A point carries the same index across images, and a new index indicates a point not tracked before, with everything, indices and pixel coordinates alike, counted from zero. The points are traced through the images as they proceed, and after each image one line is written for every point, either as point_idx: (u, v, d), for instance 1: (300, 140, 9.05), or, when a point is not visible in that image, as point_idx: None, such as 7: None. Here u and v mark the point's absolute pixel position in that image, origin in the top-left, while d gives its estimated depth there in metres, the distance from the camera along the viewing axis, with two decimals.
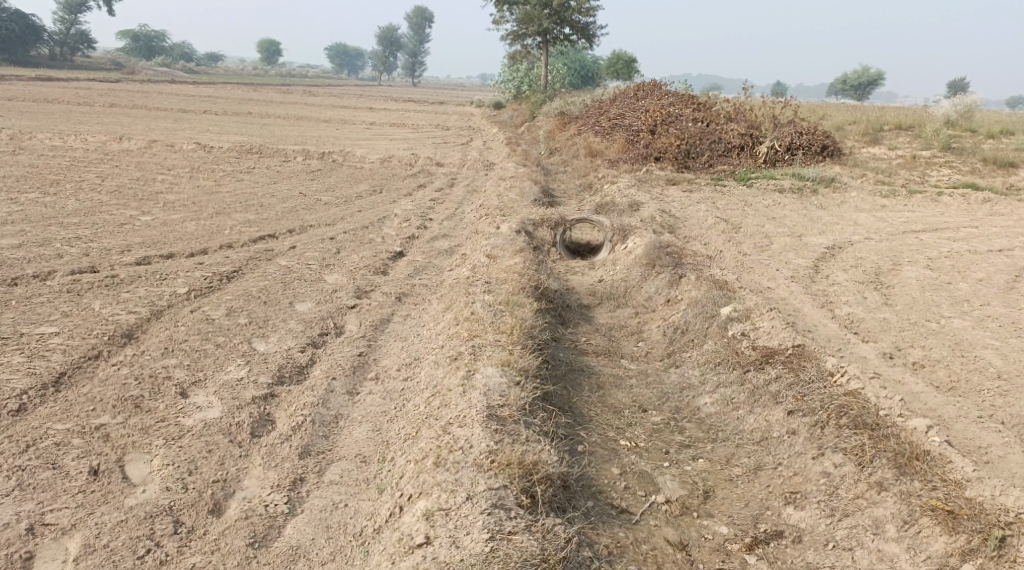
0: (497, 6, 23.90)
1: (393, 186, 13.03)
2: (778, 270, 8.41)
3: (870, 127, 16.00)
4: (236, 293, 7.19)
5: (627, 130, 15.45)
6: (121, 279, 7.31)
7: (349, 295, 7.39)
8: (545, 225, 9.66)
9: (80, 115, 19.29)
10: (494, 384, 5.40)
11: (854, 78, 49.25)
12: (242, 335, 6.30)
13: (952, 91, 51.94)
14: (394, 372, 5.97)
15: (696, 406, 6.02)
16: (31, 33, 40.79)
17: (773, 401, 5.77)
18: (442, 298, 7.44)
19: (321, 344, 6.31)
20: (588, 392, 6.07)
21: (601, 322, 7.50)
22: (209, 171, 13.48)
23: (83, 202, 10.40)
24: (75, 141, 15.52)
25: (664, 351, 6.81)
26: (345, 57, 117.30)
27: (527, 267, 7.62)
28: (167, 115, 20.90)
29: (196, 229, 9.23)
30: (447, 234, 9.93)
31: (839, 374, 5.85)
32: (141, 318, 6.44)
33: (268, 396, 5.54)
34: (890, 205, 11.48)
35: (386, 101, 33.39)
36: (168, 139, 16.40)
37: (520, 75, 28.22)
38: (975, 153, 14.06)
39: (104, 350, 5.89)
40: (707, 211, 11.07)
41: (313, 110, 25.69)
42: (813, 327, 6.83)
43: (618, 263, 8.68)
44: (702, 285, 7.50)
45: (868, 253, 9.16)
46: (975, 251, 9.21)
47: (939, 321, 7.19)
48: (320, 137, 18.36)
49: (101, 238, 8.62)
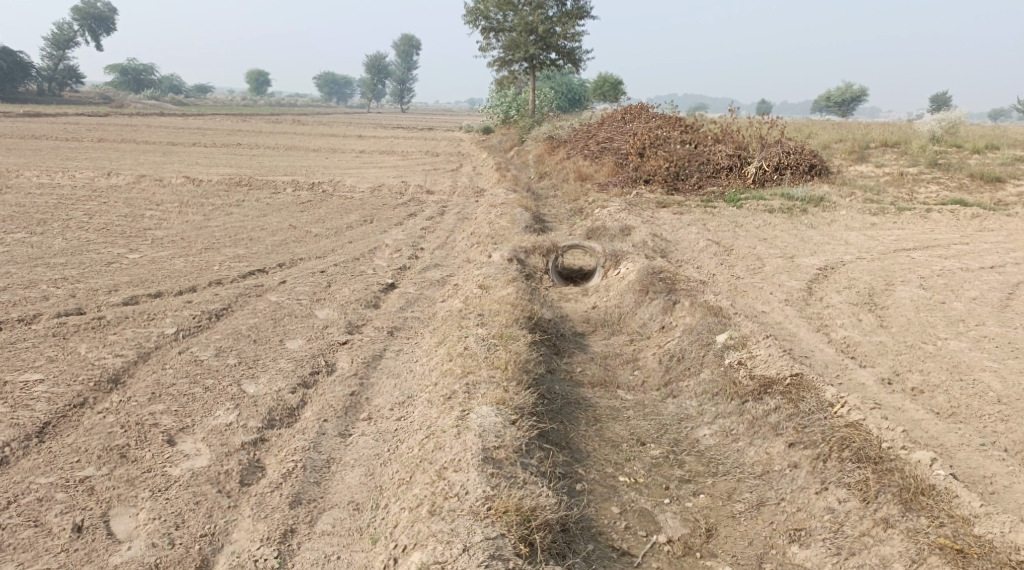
0: (483, 34, 24.04)
1: (384, 215, 12.97)
2: (772, 294, 8.37)
3: (857, 145, 16.07)
4: (226, 331, 7.09)
5: (615, 153, 15.44)
6: (108, 321, 7.20)
7: (340, 330, 7.30)
8: (537, 252, 9.60)
9: (68, 151, 19.23)
10: (490, 425, 5.31)
11: (838, 95, 49.76)
12: (231, 377, 6.18)
13: (935, 105, 52.47)
14: (388, 411, 5.87)
15: (695, 439, 5.94)
16: (19, 69, 40.80)
17: (773, 432, 5.73)
18: (435, 331, 7.35)
19: (312, 384, 6.20)
20: (584, 426, 5.98)
21: (595, 350, 7.42)
22: (197, 204, 13.41)
23: (71, 240, 10.31)
24: (62, 178, 15.44)
25: (660, 380, 6.73)
26: (334, 85, 117.92)
27: (520, 297, 7.55)
28: (156, 149, 20.85)
29: (185, 266, 9.14)
30: (438, 264, 9.86)
31: (839, 404, 5.74)
32: (128, 362, 6.32)
33: (258, 442, 5.44)
34: (879, 223, 11.49)
35: (375, 128, 33.46)
36: (156, 173, 16.34)
37: (508, 99, 28.36)
38: (962, 168, 14.11)
39: (89, 398, 5.78)
40: (698, 233, 11.04)
41: (302, 139, 25.69)
42: (810, 353, 6.77)
43: (611, 289, 8.62)
44: (696, 312, 7.44)
45: (860, 273, 9.13)
46: (968, 269, 9.19)
47: (935, 342, 7.14)
48: (308, 167, 18.32)
49: (88, 278, 8.52)
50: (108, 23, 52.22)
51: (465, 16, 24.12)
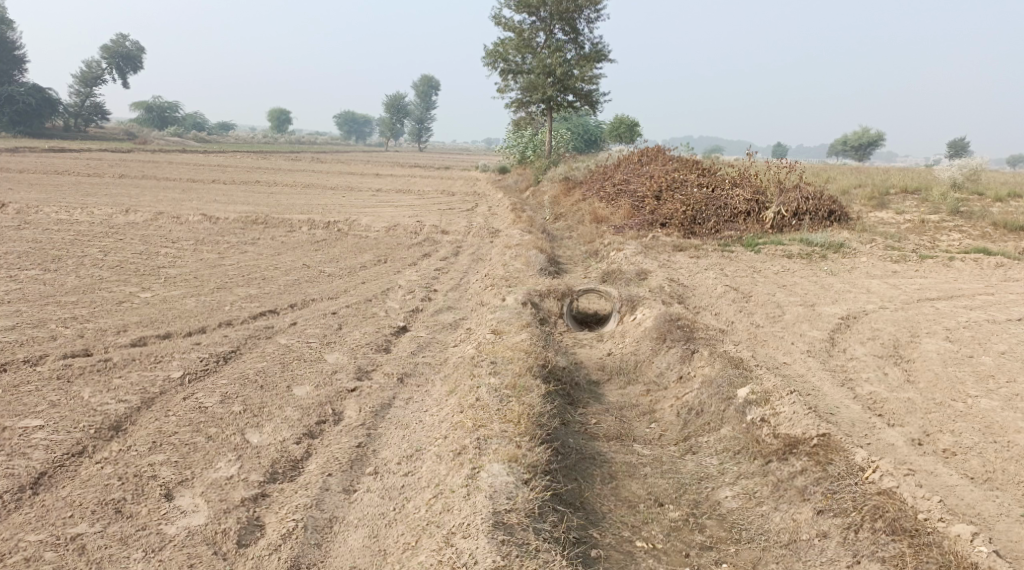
0: (501, 76, 24.16)
1: (398, 256, 12.85)
2: (793, 344, 8.12)
3: (876, 191, 15.84)
4: (233, 376, 6.91)
5: (631, 196, 15.34)
6: (114, 363, 7.04)
7: (349, 376, 7.10)
8: (552, 296, 9.42)
9: (88, 187, 19.33)
10: (501, 486, 5.15)
11: (855, 140, 49.61)
12: (235, 426, 5.99)
13: (952, 150, 52.26)
14: (395, 465, 5.65)
15: (716, 501, 5.67)
16: (46, 106, 41.43)
17: (799, 497, 5.52)
18: (446, 378, 7.14)
19: (318, 435, 5.99)
20: (599, 484, 5.74)
21: (611, 400, 7.18)
22: (213, 242, 13.36)
23: (84, 278, 10.23)
24: (81, 213, 15.47)
25: (678, 435, 6.50)
26: (354, 124, 119.57)
27: (534, 344, 7.34)
28: (175, 185, 20.92)
29: (196, 306, 9.01)
30: (451, 307, 9.68)
31: (870, 469, 5.49)
32: (130, 408, 6.14)
33: (258, 497, 5.23)
34: (901, 272, 11.23)
35: (393, 167, 33.62)
36: (174, 210, 16.32)
37: (524, 140, 28.44)
38: (984, 216, 13.85)
39: (88, 446, 5.60)
40: (716, 279, 10.83)
41: (320, 176, 25.78)
42: (836, 410, 6.50)
43: (627, 336, 8.40)
44: (716, 362, 7.20)
45: (883, 324, 8.86)
46: (995, 321, 8.90)
47: (966, 400, 6.84)
48: (325, 205, 18.28)
49: (97, 318, 8.39)
50: (134, 62, 53.08)
51: (483, 59, 24.24)
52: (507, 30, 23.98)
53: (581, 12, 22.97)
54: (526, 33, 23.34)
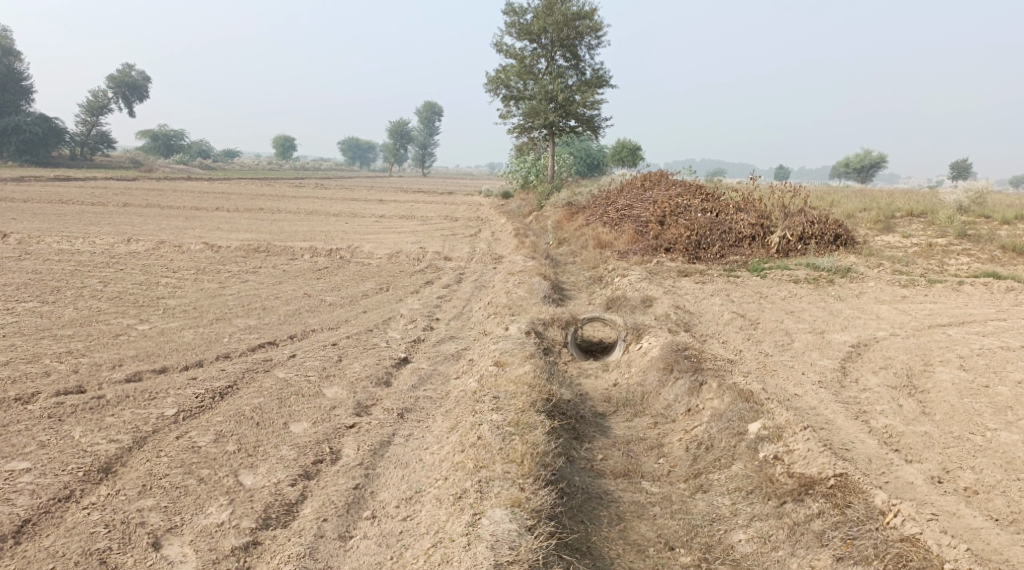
0: (503, 102, 24.14)
1: (400, 283, 12.68)
2: (804, 374, 7.89)
3: (882, 215, 15.66)
4: (228, 413, 6.70)
5: (635, 222, 15.21)
6: (107, 400, 6.84)
7: (348, 412, 6.88)
8: (556, 324, 9.23)
9: (91, 216, 19.23)
10: (504, 534, 4.98)
11: (857, 162, 49.54)
12: (227, 467, 5.79)
13: (955, 171, 52.09)
14: (393, 509, 5.44)
15: (729, 544, 5.48)
16: (52, 135, 41.49)
17: (816, 542, 5.34)
18: (448, 413, 6.93)
19: (314, 475, 5.79)
20: (607, 526, 5.54)
21: (617, 433, 6.96)
22: (214, 272, 13.20)
23: (82, 310, 10.07)
24: (82, 243, 15.34)
25: (688, 472, 6.27)
26: (359, 150, 120.06)
27: (537, 377, 7.13)
28: (178, 214, 20.83)
29: (193, 339, 8.83)
30: (454, 336, 9.48)
31: (891, 513, 5.34)
32: (121, 448, 5.95)
33: (249, 546, 5.07)
34: (910, 297, 11.03)
35: (397, 192, 33.57)
36: (175, 238, 16.20)
37: (527, 165, 28.36)
38: (993, 240, 13.63)
39: (76, 490, 5.42)
40: (722, 305, 10.62)
41: (323, 203, 25.65)
42: (851, 445, 6.29)
43: (633, 364, 8.19)
44: (725, 394, 6.98)
45: (895, 352, 8.63)
46: (1008, 347, 8.68)
47: (985, 434, 6.60)
48: (327, 232, 18.13)
49: (92, 352, 8.20)
50: (141, 91, 53.42)
51: (486, 86, 24.24)
52: (509, 57, 24.01)
53: (582, 39, 22.99)
54: (528, 59, 23.34)
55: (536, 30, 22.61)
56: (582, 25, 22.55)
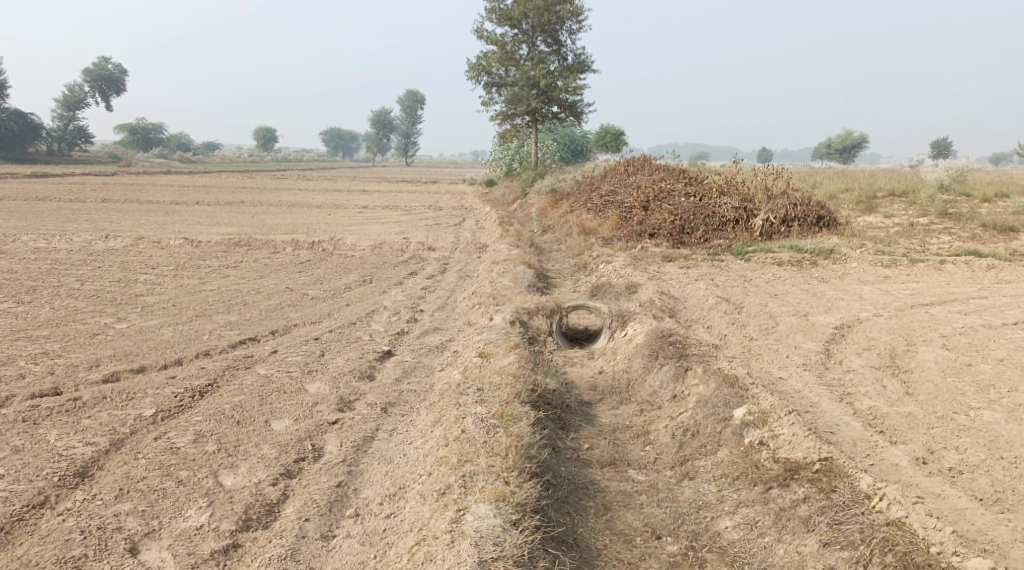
0: (484, 89, 23.99)
1: (383, 275, 12.57)
2: (788, 357, 7.87)
3: (864, 195, 15.67)
4: (208, 412, 6.60)
5: (619, 208, 15.17)
6: (84, 402, 6.73)
7: (331, 408, 6.79)
8: (540, 313, 9.18)
9: (69, 213, 18.96)
10: (488, 530, 4.93)
11: (839, 143, 49.70)
12: (207, 468, 5.71)
13: (937, 150, 52.28)
14: (376, 506, 5.39)
15: (716, 532, 5.45)
16: (28, 131, 40.92)
17: (803, 528, 5.33)
18: (432, 407, 6.86)
19: (296, 474, 5.72)
20: (593, 517, 5.52)
21: (603, 422, 6.92)
22: (194, 267, 13.04)
23: (59, 309, 9.91)
24: (59, 241, 15.13)
25: (675, 459, 6.24)
26: (341, 140, 119.26)
27: (522, 367, 7.07)
28: (158, 208, 20.59)
29: (172, 336, 8.70)
30: (438, 328, 9.40)
31: (877, 497, 5.33)
32: (98, 451, 5.85)
33: (229, 548, 5.00)
34: (893, 277, 11.03)
35: (381, 182, 33.40)
36: (154, 234, 15.99)
37: (510, 152, 28.23)
38: (973, 218, 13.67)
39: (51, 496, 5.35)
40: (707, 289, 10.59)
41: (305, 194, 25.45)
42: (836, 428, 6.28)
43: (618, 352, 8.14)
44: (710, 380, 6.95)
45: (879, 333, 8.63)
46: (990, 325, 8.69)
47: (968, 413, 6.60)
48: (309, 224, 17.96)
49: (69, 353, 8.07)
50: (118, 84, 52.80)
51: (466, 73, 24.08)
52: (489, 44, 23.84)
53: (563, 24, 22.83)
54: (509, 46, 23.18)
55: (516, 16, 22.44)
56: (562, 10, 22.38)
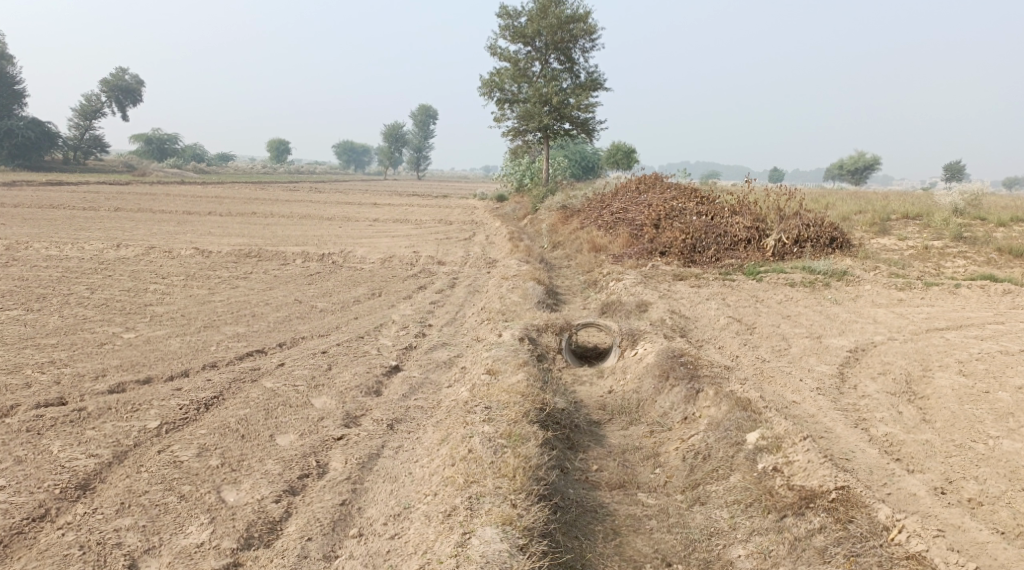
0: (497, 105, 24.02)
1: (392, 289, 12.50)
2: (802, 381, 7.73)
3: (877, 217, 15.52)
4: (213, 425, 6.51)
5: (630, 225, 15.08)
6: (88, 413, 6.65)
7: (336, 424, 6.69)
8: (550, 330, 9.07)
9: (82, 221, 18.99)
10: (494, 555, 4.82)
11: (851, 164, 49.53)
12: (210, 483, 5.62)
13: (950, 173, 51.89)
14: (380, 526, 5.29)
15: (728, 560, 5.32)
16: (44, 140, 41.25)
17: (818, 559, 5.19)
18: (439, 424, 6.74)
19: (299, 491, 5.63)
20: (602, 542, 5.40)
21: (612, 442, 6.80)
22: (204, 277, 13.01)
23: (67, 318, 9.87)
24: (71, 249, 15.13)
25: (686, 482, 6.11)
26: (353, 153, 119.89)
27: (531, 386, 6.95)
28: (170, 218, 20.61)
29: (179, 347, 8.63)
30: (446, 343, 9.30)
31: (896, 529, 5.22)
32: (101, 463, 5.77)
33: (230, 567, 4.92)
34: (907, 300, 10.89)
35: (393, 195, 33.40)
36: (165, 243, 15.98)
37: (522, 167, 28.20)
38: (989, 242, 13.51)
39: (52, 509, 5.28)
40: (718, 309, 10.46)
41: (316, 207, 25.46)
42: (851, 454, 6.15)
43: (628, 371, 8.02)
44: (722, 403, 6.82)
45: (894, 357, 8.49)
46: (1007, 351, 8.54)
47: (987, 442, 6.45)
48: (320, 237, 17.93)
49: (75, 362, 8.01)
50: (134, 95, 53.20)
51: (479, 89, 24.11)
52: (502, 60, 23.87)
53: (576, 41, 22.85)
54: (522, 62, 23.21)
55: (529, 33, 22.49)
56: (576, 28, 22.40)
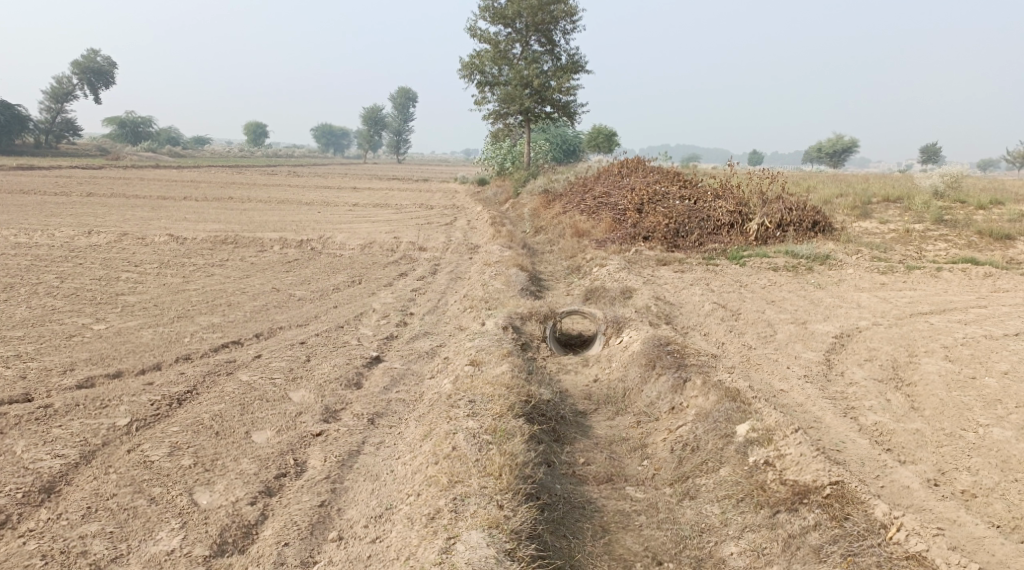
0: (477, 88, 23.70)
1: (373, 276, 12.26)
2: (789, 368, 7.60)
3: (859, 200, 15.43)
4: (186, 422, 6.27)
5: (613, 210, 14.90)
6: (55, 410, 6.39)
7: (315, 419, 6.47)
8: (533, 318, 8.88)
9: (53, 207, 18.54)
10: (480, 561, 4.64)
11: (830, 147, 49.56)
12: (182, 485, 5.39)
13: (926, 156, 51.99)
14: (360, 529, 5.09)
15: (721, 559, 5.17)
16: (15, 123, 40.41)
17: (814, 558, 5.06)
18: (422, 418, 6.54)
19: (276, 492, 5.42)
20: (590, 540, 5.25)
21: (599, 434, 6.63)
22: (179, 265, 12.68)
23: (35, 308, 9.55)
24: (40, 236, 14.72)
25: (675, 476, 5.95)
26: (331, 136, 118.74)
27: (515, 377, 6.76)
28: (144, 204, 20.16)
29: (152, 339, 8.35)
30: (428, 333, 9.09)
31: (894, 527, 5.10)
32: (67, 465, 5.53)
33: None
34: (890, 284, 10.79)
35: (373, 180, 32.97)
36: (138, 230, 15.59)
37: (503, 151, 27.93)
38: (970, 225, 13.46)
39: (13, 515, 5.06)
40: (703, 295, 10.31)
41: (295, 191, 25.06)
42: (842, 445, 6.02)
43: (613, 360, 7.86)
44: (710, 392, 6.67)
45: (879, 342, 8.39)
46: (992, 336, 8.46)
47: (977, 430, 6.34)
48: (298, 222, 17.60)
49: (43, 356, 7.72)
50: (107, 77, 52.24)
51: (460, 71, 23.76)
52: (482, 42, 23.54)
53: (557, 23, 22.54)
54: (502, 44, 22.88)
55: (510, 14, 22.15)
56: (557, 9, 22.08)
